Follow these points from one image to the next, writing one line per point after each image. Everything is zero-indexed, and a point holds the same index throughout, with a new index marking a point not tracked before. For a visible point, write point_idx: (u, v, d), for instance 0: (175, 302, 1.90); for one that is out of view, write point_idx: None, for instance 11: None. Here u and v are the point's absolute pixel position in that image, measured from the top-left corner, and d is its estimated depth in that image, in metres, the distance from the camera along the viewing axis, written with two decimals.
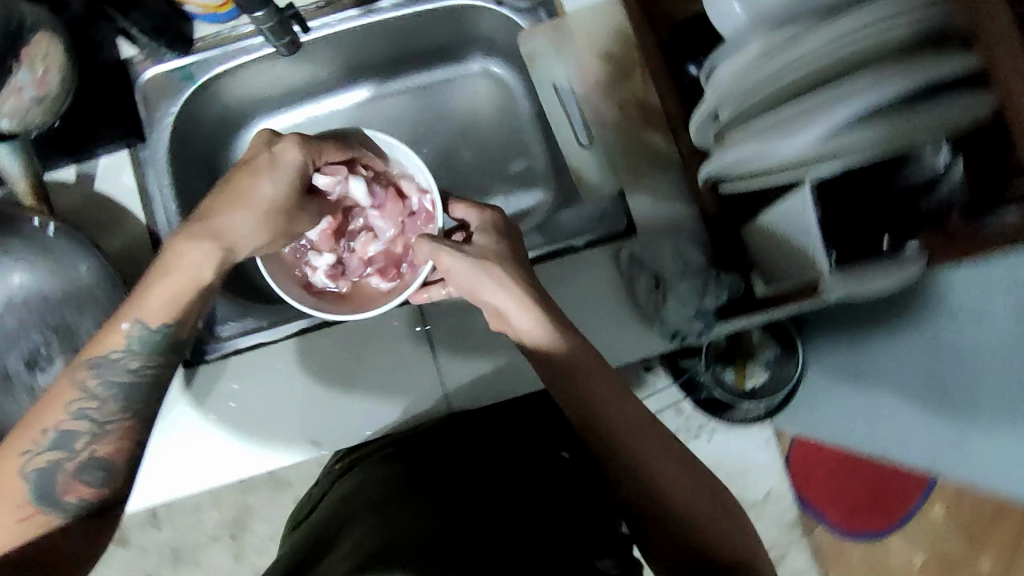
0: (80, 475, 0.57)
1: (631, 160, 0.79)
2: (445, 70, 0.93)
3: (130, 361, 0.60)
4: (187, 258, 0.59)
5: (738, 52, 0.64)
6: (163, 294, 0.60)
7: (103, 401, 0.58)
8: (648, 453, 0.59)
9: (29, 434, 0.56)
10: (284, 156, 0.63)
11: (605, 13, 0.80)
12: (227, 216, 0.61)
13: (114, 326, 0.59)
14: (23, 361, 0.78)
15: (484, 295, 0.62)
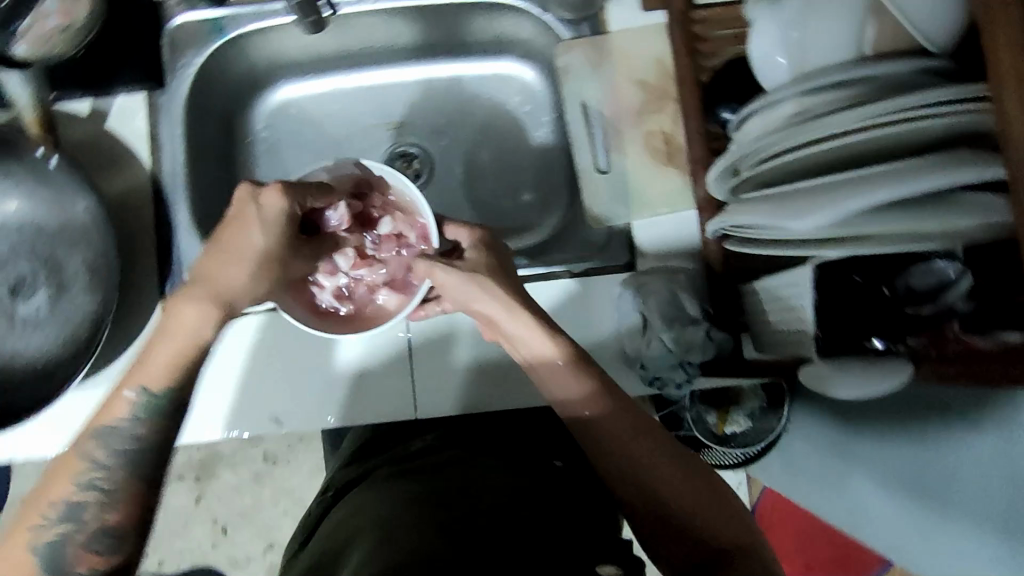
0: (88, 543, 0.57)
1: (647, 195, 0.76)
2: (479, 65, 0.91)
3: (134, 427, 0.59)
4: (183, 321, 0.59)
5: (770, 110, 0.62)
6: (168, 356, 0.60)
7: (110, 469, 0.58)
8: (648, 457, 0.62)
9: (40, 507, 0.58)
10: (266, 205, 0.59)
11: (646, 43, 0.78)
12: (224, 276, 0.60)
13: (119, 395, 0.60)
14: (7, 288, 0.78)
15: (478, 306, 0.64)
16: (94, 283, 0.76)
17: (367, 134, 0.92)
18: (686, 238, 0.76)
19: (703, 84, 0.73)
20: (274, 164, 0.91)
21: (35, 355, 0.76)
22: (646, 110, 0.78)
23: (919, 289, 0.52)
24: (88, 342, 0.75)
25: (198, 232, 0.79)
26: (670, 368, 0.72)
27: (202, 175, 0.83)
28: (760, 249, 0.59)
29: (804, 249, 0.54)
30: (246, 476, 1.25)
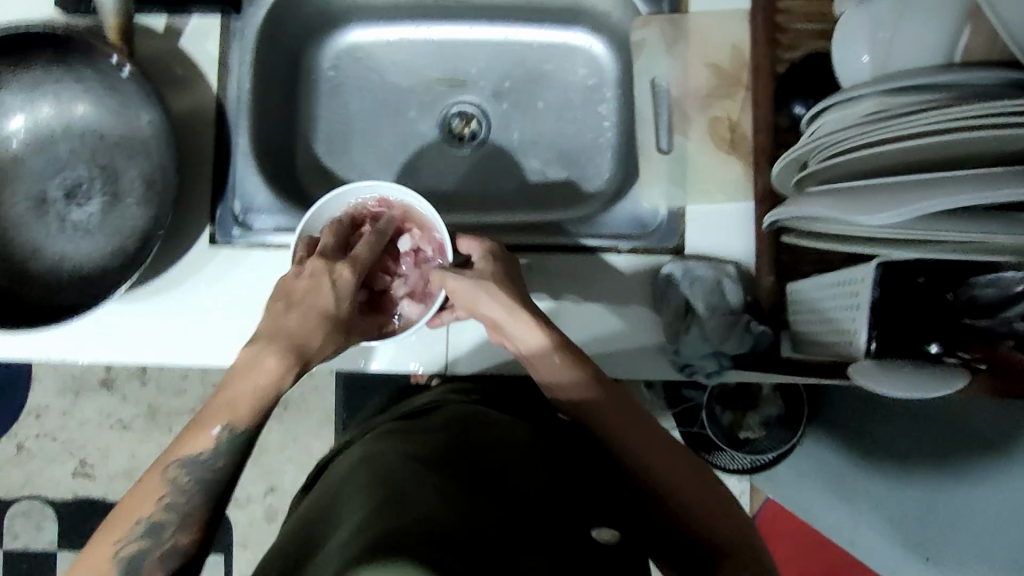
0: (162, 564, 0.55)
1: (704, 180, 0.75)
2: (550, 33, 0.91)
3: (215, 461, 0.58)
4: (258, 375, 0.58)
5: (848, 106, 0.60)
6: (250, 404, 0.58)
7: (189, 493, 0.58)
8: (639, 440, 0.64)
9: (123, 524, 0.55)
10: (341, 281, 0.65)
11: (725, 27, 0.77)
12: (303, 331, 0.61)
13: (203, 429, 0.58)
14: (62, 190, 0.79)
15: (482, 310, 0.69)
16: (148, 196, 0.78)
17: (427, 87, 0.92)
18: (737, 227, 0.75)
19: (776, 76, 0.73)
20: (333, 106, 0.91)
21: (81, 260, 0.78)
22: (715, 95, 0.77)
23: (984, 299, 0.54)
24: (135, 254, 0.76)
25: (254, 160, 0.81)
26: (702, 357, 0.71)
27: (265, 105, 0.84)
28: (819, 242, 0.60)
29: (867, 248, 0.53)
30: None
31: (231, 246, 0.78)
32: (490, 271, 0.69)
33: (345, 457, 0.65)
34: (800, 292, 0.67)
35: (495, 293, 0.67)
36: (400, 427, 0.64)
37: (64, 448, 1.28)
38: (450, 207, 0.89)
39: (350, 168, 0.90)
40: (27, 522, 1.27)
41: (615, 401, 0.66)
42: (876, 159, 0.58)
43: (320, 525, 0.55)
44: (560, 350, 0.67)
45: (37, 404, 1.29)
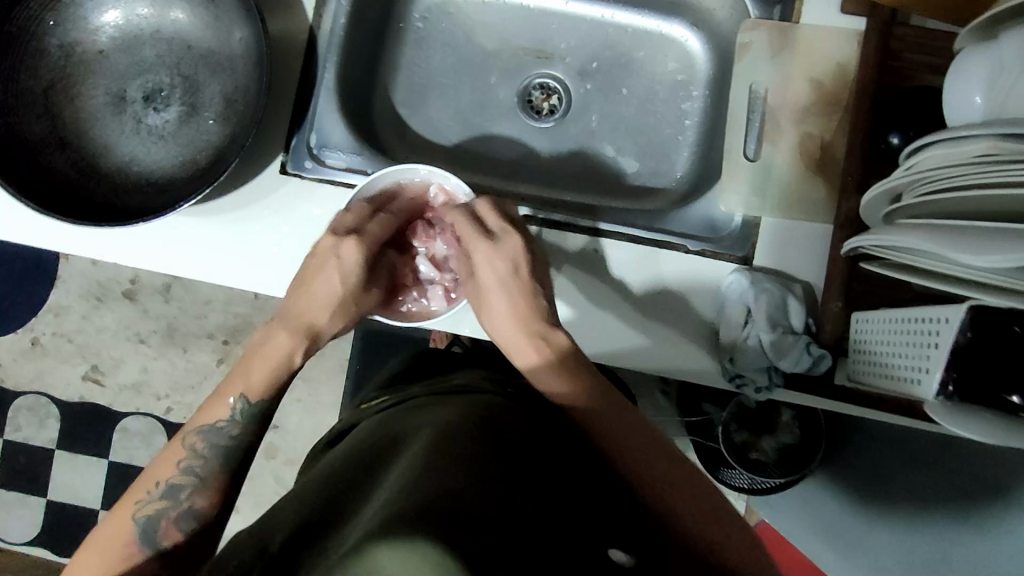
0: (177, 523, 0.57)
1: (786, 194, 0.74)
2: (647, 19, 0.89)
3: (230, 428, 0.62)
4: (273, 347, 0.64)
5: (951, 145, 0.56)
6: (261, 378, 0.63)
7: (207, 459, 0.61)
8: (648, 466, 0.60)
9: (144, 485, 0.59)
10: (346, 258, 0.66)
11: (836, 43, 0.76)
12: (308, 308, 0.66)
13: (219, 400, 0.63)
14: (141, 93, 0.78)
15: (488, 319, 0.68)
16: (226, 114, 0.78)
17: (513, 54, 0.91)
18: (809, 248, 0.74)
19: (880, 101, 0.71)
20: (416, 57, 0.91)
21: (150, 165, 0.78)
22: (811, 111, 0.76)
23: None
24: (207, 169, 0.76)
25: (336, 96, 0.81)
26: (756, 371, 0.71)
27: (353, 44, 0.83)
28: (904, 274, 0.59)
29: (957, 289, 0.52)
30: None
31: (300, 177, 0.78)
32: (507, 284, 0.67)
33: (374, 425, 0.63)
34: (865, 323, 0.66)
35: (498, 304, 0.67)
36: (428, 405, 0.63)
37: (77, 351, 1.28)
38: (516, 179, 0.89)
39: (423, 123, 0.90)
40: (31, 416, 1.28)
41: (628, 419, 0.63)
42: (989, 199, 0.53)
43: (340, 485, 0.53)
44: (559, 364, 0.65)
45: (60, 302, 1.29)
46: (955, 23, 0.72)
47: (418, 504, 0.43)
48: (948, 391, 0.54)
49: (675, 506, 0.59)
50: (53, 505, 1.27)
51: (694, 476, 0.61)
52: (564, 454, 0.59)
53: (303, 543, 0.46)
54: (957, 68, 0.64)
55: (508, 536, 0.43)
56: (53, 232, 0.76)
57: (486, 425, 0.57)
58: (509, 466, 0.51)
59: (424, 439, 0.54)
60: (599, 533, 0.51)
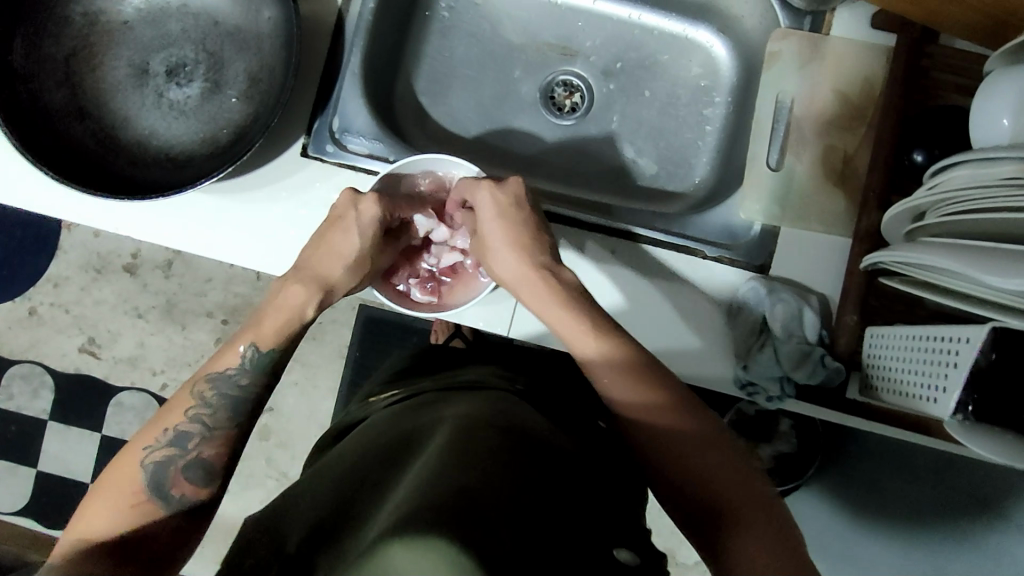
0: (187, 471, 0.57)
1: (804, 206, 0.75)
2: (675, 22, 0.89)
3: (240, 377, 0.62)
4: (288, 297, 0.65)
5: (977, 167, 0.55)
6: (273, 326, 0.64)
7: (215, 408, 0.60)
8: (717, 477, 0.55)
9: (153, 431, 0.58)
10: (365, 212, 0.68)
11: (863, 58, 0.76)
12: (323, 260, 0.68)
13: (231, 347, 0.63)
14: (164, 67, 0.77)
15: (494, 263, 0.70)
16: (249, 92, 0.77)
17: (538, 49, 0.91)
18: (826, 260, 0.75)
19: (906, 118, 0.72)
20: (441, 47, 0.90)
21: (170, 140, 0.77)
22: (835, 124, 0.76)
23: None
24: (228, 148, 0.76)
25: (361, 82, 0.80)
26: (769, 379, 0.71)
27: (380, 30, 0.83)
28: (925, 292, 0.59)
29: (979, 309, 0.53)
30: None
31: (322, 161, 0.78)
32: (506, 218, 0.69)
33: (382, 421, 0.63)
34: (878, 339, 0.67)
35: (491, 244, 0.69)
36: (440, 402, 0.62)
37: (75, 322, 1.27)
38: (534, 175, 0.88)
39: (444, 114, 0.89)
40: (25, 386, 1.27)
41: (701, 432, 0.57)
42: (1014, 222, 0.53)
43: (350, 485, 0.53)
44: (625, 366, 0.60)
45: (59, 273, 1.28)
46: (983, 46, 0.73)
47: (431, 502, 0.43)
48: (967, 411, 0.54)
49: (737, 517, 0.53)
50: (42, 476, 1.25)
51: (761, 489, 0.55)
52: (582, 456, 0.59)
53: (316, 545, 0.47)
54: (989, 86, 0.64)
55: (521, 533, 0.44)
56: (67, 202, 0.75)
57: (505, 426, 0.56)
58: (529, 467, 0.51)
59: (441, 435, 0.53)
60: (604, 533, 0.52)
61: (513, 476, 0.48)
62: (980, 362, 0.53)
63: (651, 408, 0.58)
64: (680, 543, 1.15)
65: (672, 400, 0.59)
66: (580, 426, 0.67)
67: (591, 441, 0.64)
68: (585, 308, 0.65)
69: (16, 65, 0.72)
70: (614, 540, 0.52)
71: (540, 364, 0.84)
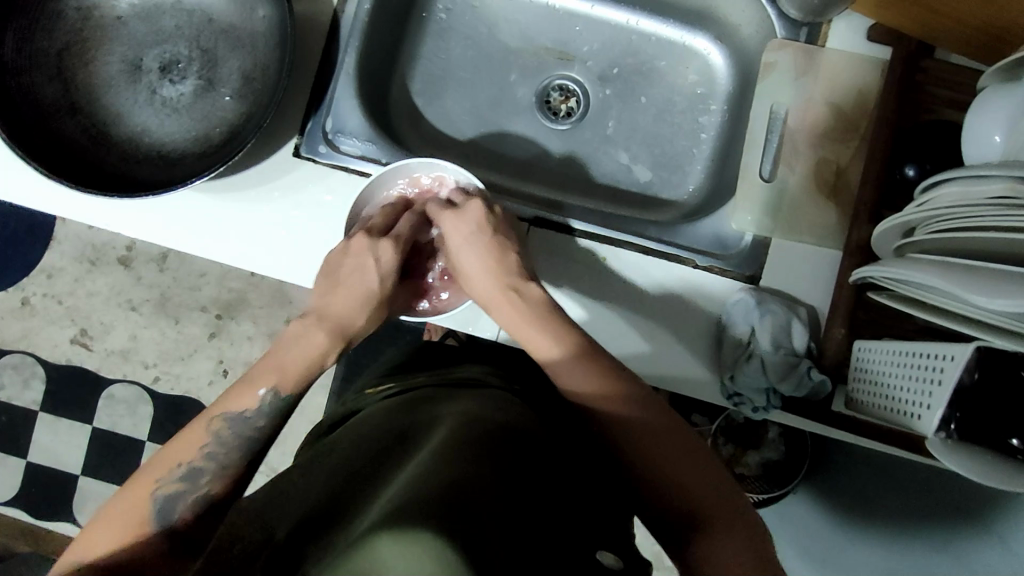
0: (192, 508, 0.54)
1: (796, 218, 0.75)
2: (672, 29, 0.88)
3: (257, 420, 0.58)
4: (306, 346, 0.61)
5: (967, 184, 0.55)
6: (294, 370, 0.60)
7: (231, 447, 0.57)
8: (686, 475, 0.54)
9: (165, 461, 0.55)
10: (383, 262, 0.66)
11: (858, 71, 0.76)
12: (335, 303, 0.64)
13: (250, 389, 0.59)
14: (158, 64, 0.77)
15: (469, 284, 0.69)
16: (243, 91, 0.77)
17: (534, 53, 0.90)
18: (817, 272, 0.75)
19: (900, 132, 0.72)
20: (437, 49, 0.90)
21: (162, 137, 0.77)
22: (828, 136, 0.76)
23: None
24: (221, 146, 0.76)
25: (355, 83, 0.80)
26: (755, 391, 0.71)
27: (376, 30, 0.82)
28: (914, 308, 0.59)
29: (967, 329, 0.53)
30: (263, 330, 1.25)
31: (314, 161, 0.77)
32: (477, 243, 0.68)
33: (377, 414, 0.62)
34: (865, 353, 0.68)
35: (466, 267, 0.69)
36: (434, 399, 0.62)
37: (68, 314, 1.26)
38: (528, 179, 0.88)
39: (439, 116, 0.89)
40: (16, 375, 1.26)
41: (659, 424, 0.57)
42: (1001, 241, 0.53)
43: (345, 474, 0.52)
44: (580, 358, 0.61)
45: (52, 263, 1.27)
46: (977, 61, 0.73)
47: (423, 497, 0.43)
48: (950, 429, 0.55)
49: (709, 520, 0.52)
50: (32, 467, 1.25)
51: (732, 490, 0.55)
52: (565, 455, 0.58)
53: (306, 536, 0.46)
54: (981, 103, 0.63)
55: (511, 534, 0.43)
56: (58, 197, 0.75)
57: (492, 423, 0.56)
58: (513, 462, 0.51)
59: (435, 434, 0.53)
60: (594, 534, 0.51)
61: (484, 472, 0.47)
62: (963, 380, 0.54)
63: (605, 399, 0.58)
64: None
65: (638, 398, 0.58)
66: (573, 428, 0.66)
67: (570, 438, 0.63)
68: (552, 325, 0.64)
69: (8, 57, 0.72)
70: (600, 540, 0.51)
71: (530, 365, 0.84)
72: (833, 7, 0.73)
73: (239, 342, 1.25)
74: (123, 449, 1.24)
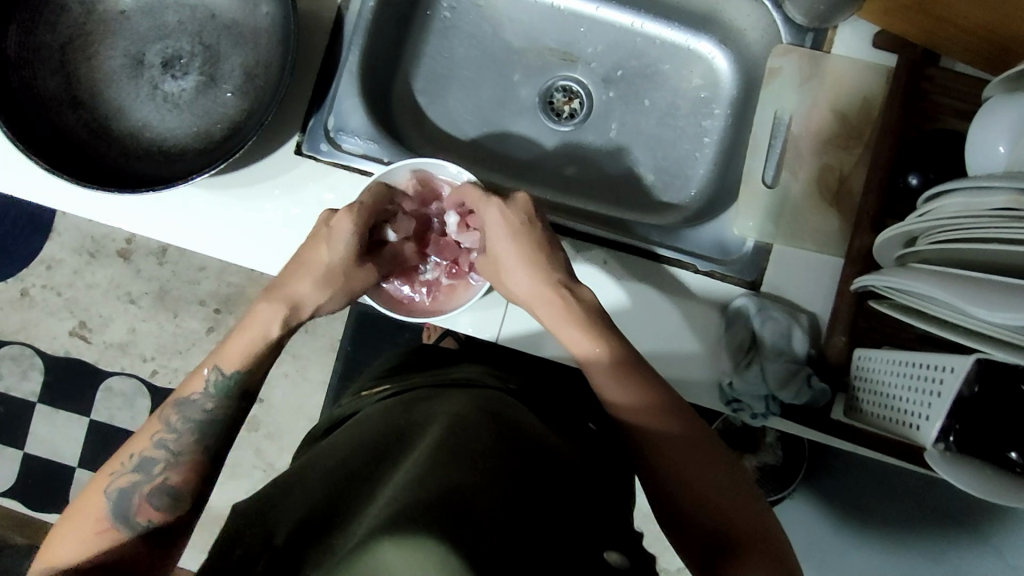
0: (150, 496, 0.56)
1: (799, 224, 0.75)
2: (677, 31, 0.88)
3: (206, 403, 0.61)
4: (258, 317, 0.63)
5: (970, 195, 0.55)
6: (242, 345, 0.63)
7: (180, 433, 0.59)
8: (701, 479, 0.56)
9: (117, 460, 0.58)
10: (336, 226, 0.66)
11: (863, 78, 0.76)
12: (295, 278, 0.66)
13: (196, 372, 0.62)
14: (160, 59, 0.77)
15: (509, 281, 0.69)
16: (245, 87, 0.77)
17: (538, 53, 0.90)
18: (819, 278, 0.75)
19: (904, 141, 0.72)
20: (441, 47, 0.90)
21: (164, 133, 0.76)
22: (832, 143, 0.76)
23: None
24: (222, 143, 0.76)
25: (358, 81, 0.80)
26: (754, 398, 0.71)
27: (379, 29, 0.82)
28: (916, 319, 0.59)
29: (967, 340, 0.53)
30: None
31: (315, 159, 0.77)
32: (518, 241, 0.68)
33: (377, 415, 0.62)
34: (865, 362, 0.67)
35: (506, 263, 0.68)
36: (432, 398, 0.62)
37: (67, 306, 1.26)
38: (530, 180, 0.88)
39: (442, 115, 0.89)
40: (14, 367, 1.26)
41: (687, 436, 0.58)
42: (1004, 253, 0.53)
43: (345, 475, 0.52)
44: (622, 365, 0.61)
45: (52, 255, 1.27)
46: (983, 70, 0.73)
47: (420, 500, 0.43)
48: (948, 440, 0.56)
49: (725, 522, 0.54)
50: (29, 458, 1.25)
51: (745, 494, 0.56)
52: (573, 457, 0.59)
53: (307, 541, 0.46)
54: (986, 113, 0.63)
55: (511, 537, 0.43)
56: (59, 192, 0.75)
57: (503, 425, 0.56)
58: (517, 464, 0.50)
59: (432, 433, 0.53)
60: (599, 534, 0.52)
61: (500, 476, 0.48)
62: (963, 392, 0.54)
63: (642, 409, 0.59)
64: (665, 550, 1.15)
65: (661, 404, 0.59)
66: (572, 428, 0.66)
67: (577, 440, 0.63)
68: (586, 327, 0.64)
69: (10, 50, 0.71)
70: (606, 540, 0.51)
71: (529, 365, 0.84)
72: (839, 14, 0.73)
73: None
74: (121, 442, 1.24)
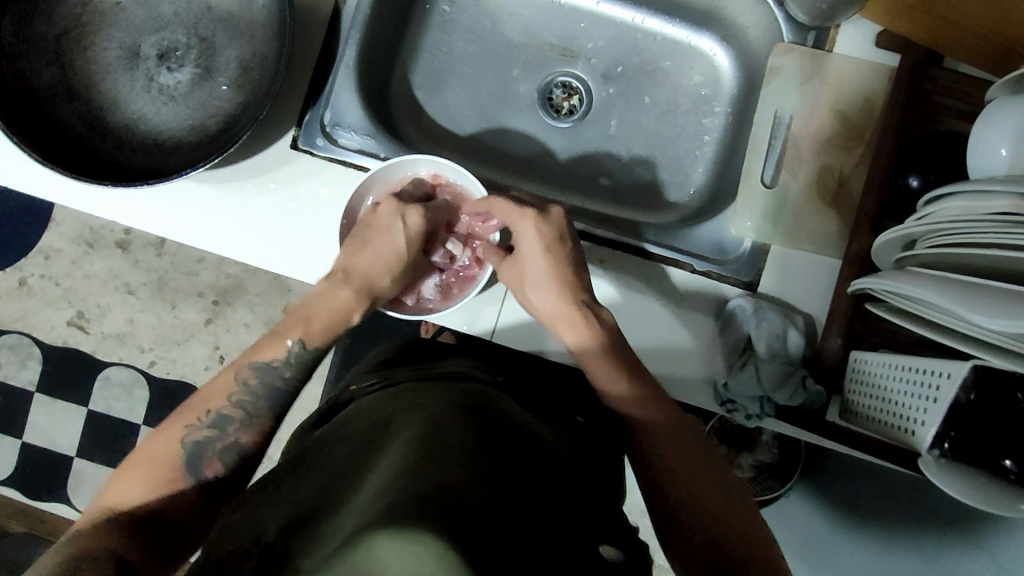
0: (221, 455, 0.56)
1: (798, 225, 0.74)
2: (678, 29, 0.87)
3: (283, 371, 0.61)
4: (335, 299, 0.65)
5: (971, 201, 0.54)
6: (320, 326, 0.63)
7: (257, 397, 0.59)
8: (695, 483, 0.56)
9: (195, 410, 0.57)
10: (410, 220, 0.70)
11: (866, 78, 0.75)
12: (365, 262, 0.68)
13: (278, 339, 0.62)
14: (155, 51, 0.76)
15: (531, 294, 0.68)
16: (241, 81, 0.76)
17: (538, 49, 0.89)
18: (815, 280, 0.74)
19: (904, 143, 0.71)
20: (440, 42, 0.89)
21: (158, 126, 0.76)
22: (832, 144, 0.76)
23: None
24: (217, 137, 0.75)
25: (355, 75, 0.79)
26: (749, 399, 0.71)
27: (377, 23, 0.81)
28: (910, 323, 0.58)
29: (964, 346, 0.52)
30: (260, 317, 1.24)
31: (311, 154, 0.76)
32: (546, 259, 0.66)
33: (366, 406, 0.62)
34: (861, 365, 0.67)
35: (523, 269, 0.68)
36: (417, 390, 0.62)
37: (65, 296, 1.26)
38: (528, 178, 0.88)
39: (439, 110, 0.88)
40: (12, 356, 1.26)
41: (673, 430, 0.59)
42: (1003, 258, 0.52)
43: (337, 471, 0.51)
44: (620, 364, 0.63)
45: (50, 244, 1.27)
46: (985, 72, 0.72)
47: (415, 493, 0.42)
48: (944, 447, 0.55)
49: (725, 521, 0.53)
50: (27, 447, 1.25)
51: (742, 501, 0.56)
52: (572, 456, 0.59)
53: (295, 533, 0.45)
54: (987, 116, 0.62)
55: (505, 531, 0.43)
56: (53, 182, 0.74)
57: (492, 419, 0.56)
58: (503, 459, 0.50)
59: (421, 424, 0.53)
60: (593, 528, 0.51)
61: (492, 474, 0.47)
62: (959, 399, 0.54)
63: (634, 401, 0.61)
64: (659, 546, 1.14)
65: (650, 396, 0.61)
66: (562, 420, 0.66)
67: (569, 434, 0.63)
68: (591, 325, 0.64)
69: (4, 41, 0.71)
70: (602, 537, 0.51)
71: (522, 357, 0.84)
72: (841, 13, 0.72)
73: (234, 328, 1.24)
74: (119, 432, 1.24)
